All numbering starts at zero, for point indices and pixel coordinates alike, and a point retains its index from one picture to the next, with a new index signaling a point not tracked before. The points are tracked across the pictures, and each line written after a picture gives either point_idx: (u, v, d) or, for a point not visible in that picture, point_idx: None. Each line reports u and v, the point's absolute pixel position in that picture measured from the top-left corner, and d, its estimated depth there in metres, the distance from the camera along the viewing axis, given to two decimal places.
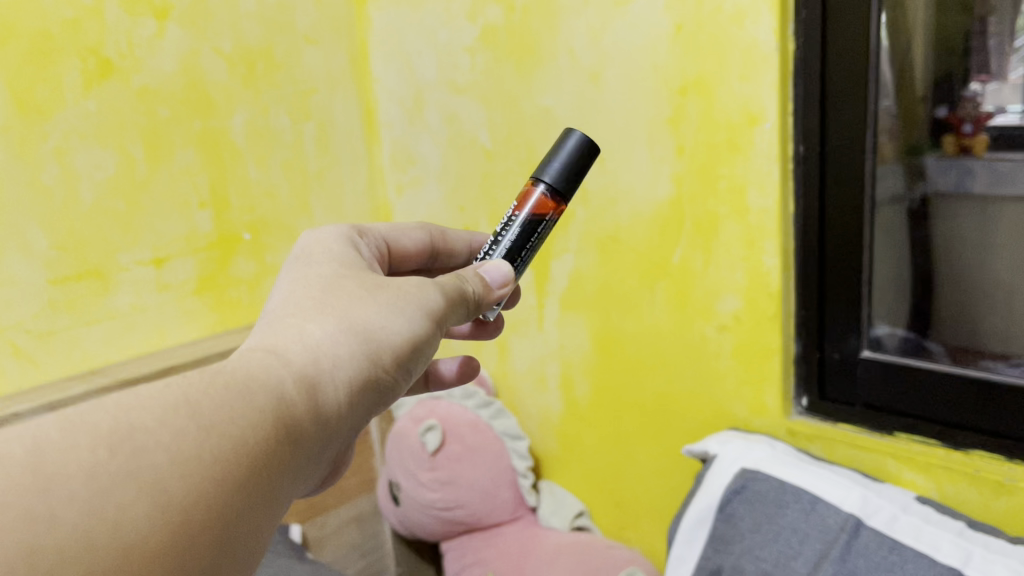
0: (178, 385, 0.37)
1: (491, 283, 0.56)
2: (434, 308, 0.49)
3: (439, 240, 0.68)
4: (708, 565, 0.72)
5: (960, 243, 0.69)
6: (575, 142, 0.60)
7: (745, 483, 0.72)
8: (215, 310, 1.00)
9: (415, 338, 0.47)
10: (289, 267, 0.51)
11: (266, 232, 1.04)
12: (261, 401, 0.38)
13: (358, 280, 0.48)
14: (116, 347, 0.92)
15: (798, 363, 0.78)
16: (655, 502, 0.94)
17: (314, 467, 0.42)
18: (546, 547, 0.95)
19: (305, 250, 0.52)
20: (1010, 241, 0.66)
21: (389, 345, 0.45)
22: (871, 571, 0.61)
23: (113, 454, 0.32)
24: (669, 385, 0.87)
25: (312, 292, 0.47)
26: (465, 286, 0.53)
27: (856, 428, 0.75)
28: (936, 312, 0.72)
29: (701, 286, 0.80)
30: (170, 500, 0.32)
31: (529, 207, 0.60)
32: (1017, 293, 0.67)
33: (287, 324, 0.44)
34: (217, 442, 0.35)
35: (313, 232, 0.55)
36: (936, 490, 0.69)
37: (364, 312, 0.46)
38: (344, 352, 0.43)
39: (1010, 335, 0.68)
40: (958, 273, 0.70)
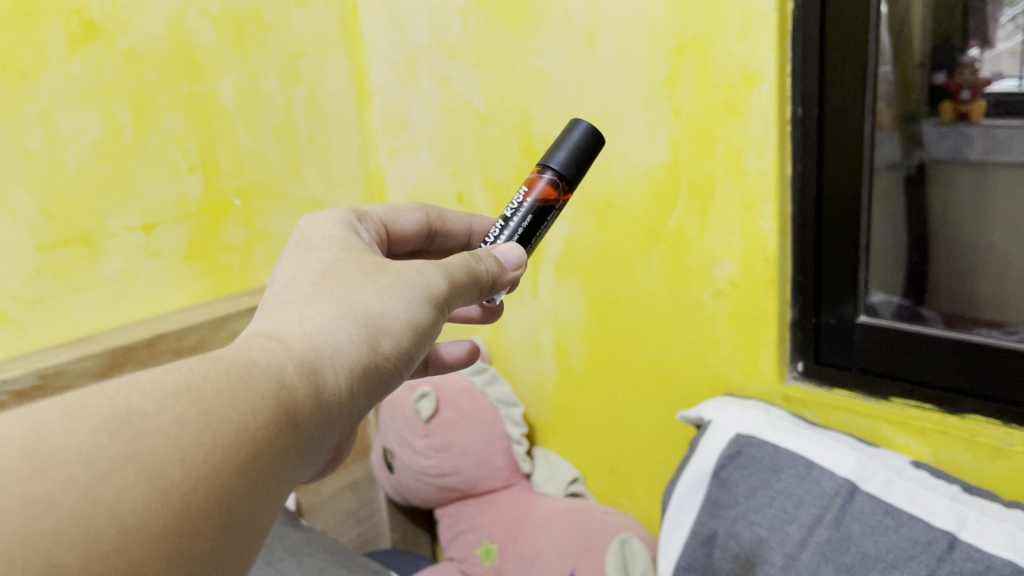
0: (179, 371, 0.36)
1: (506, 265, 0.54)
2: (436, 293, 0.47)
3: (438, 221, 0.66)
4: (703, 530, 0.71)
5: (958, 210, 0.68)
6: (581, 133, 0.60)
7: (739, 449, 0.72)
8: (206, 277, 0.99)
9: (419, 324, 0.45)
10: (289, 253, 0.50)
11: (256, 197, 1.03)
12: (263, 387, 0.37)
13: (358, 265, 0.47)
14: (106, 314, 0.91)
15: (793, 329, 0.77)
16: (649, 468, 0.94)
17: (317, 454, 0.41)
18: (542, 512, 0.95)
19: (306, 235, 0.51)
20: (1008, 207, 0.66)
21: (392, 331, 0.44)
22: (866, 534, 0.61)
23: (112, 439, 0.31)
24: (664, 350, 0.87)
25: (312, 279, 0.46)
26: (477, 265, 0.51)
27: (850, 393, 0.74)
28: (931, 282, 0.71)
29: (697, 251, 0.79)
30: (170, 483, 0.32)
31: (535, 194, 0.59)
32: (1013, 261, 0.66)
33: (287, 311, 0.43)
34: (217, 429, 0.34)
35: (311, 217, 0.54)
36: (932, 455, 0.69)
37: (365, 298, 0.44)
38: (344, 338, 0.42)
39: (1005, 302, 0.67)
40: (957, 240, 0.69)
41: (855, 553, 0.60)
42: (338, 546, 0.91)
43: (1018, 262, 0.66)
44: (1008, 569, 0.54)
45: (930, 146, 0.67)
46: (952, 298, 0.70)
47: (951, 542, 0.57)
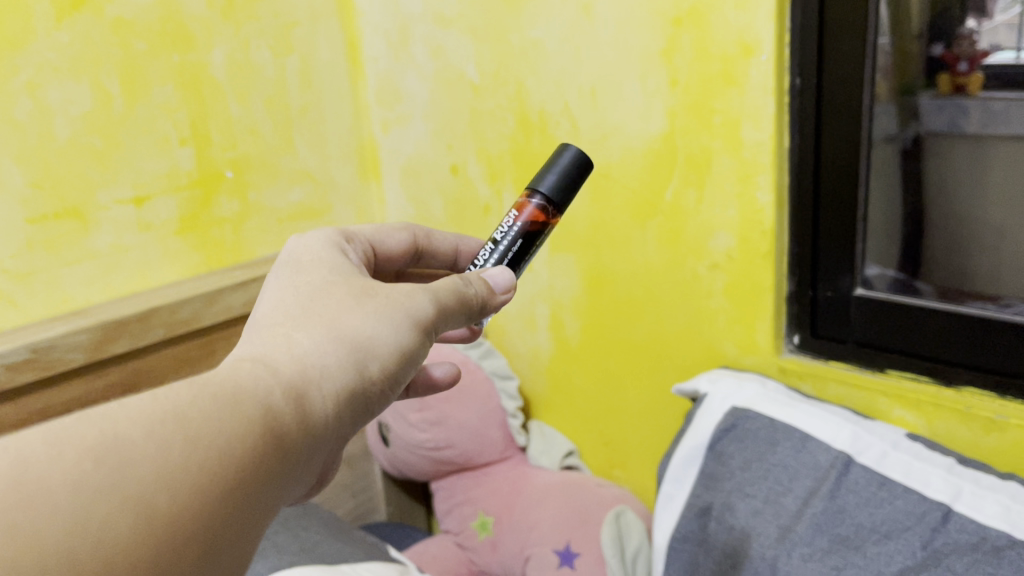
0: (166, 396, 0.35)
1: (495, 287, 0.54)
2: (424, 318, 0.47)
3: (424, 241, 0.65)
4: (698, 503, 0.71)
5: (954, 184, 0.67)
6: (570, 157, 0.60)
7: (735, 422, 0.72)
8: (199, 250, 0.98)
9: (405, 349, 0.45)
10: (277, 273, 0.49)
11: (249, 169, 1.01)
12: (250, 412, 0.37)
13: (347, 287, 0.46)
14: (97, 288, 0.90)
15: (790, 301, 0.77)
16: (644, 441, 0.94)
17: (303, 477, 0.40)
18: (537, 485, 0.95)
19: (294, 255, 0.50)
20: (1004, 178, 0.65)
21: (379, 355, 0.43)
22: (860, 506, 0.61)
23: (98, 468, 0.31)
24: (659, 324, 0.86)
25: (301, 301, 0.45)
26: (465, 290, 0.50)
27: (847, 365, 0.74)
28: (927, 255, 0.71)
29: (694, 224, 0.79)
30: (155, 511, 0.31)
31: (525, 218, 0.58)
32: (1008, 234, 0.66)
33: (275, 334, 0.43)
34: (203, 455, 0.34)
35: (300, 236, 0.53)
36: (927, 427, 0.68)
37: (353, 322, 0.44)
38: (332, 361, 0.42)
39: (1000, 275, 0.67)
40: (952, 213, 0.68)
41: (850, 525, 0.60)
42: (335, 521, 0.91)
43: (1015, 235, 0.66)
44: (1002, 540, 0.54)
45: (926, 118, 0.67)
46: (947, 271, 0.70)
47: (945, 513, 0.58)
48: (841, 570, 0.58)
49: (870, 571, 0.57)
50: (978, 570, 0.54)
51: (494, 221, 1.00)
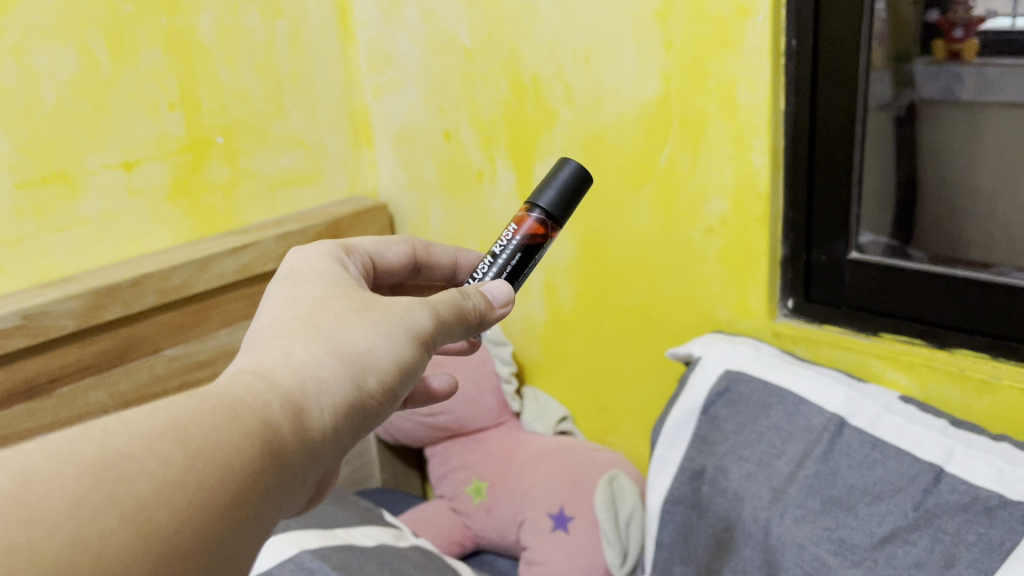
0: (165, 410, 0.35)
1: (493, 301, 0.53)
2: (422, 331, 0.46)
3: (423, 253, 0.63)
4: (691, 466, 0.71)
5: (946, 151, 0.67)
6: (569, 171, 0.59)
7: (728, 385, 0.72)
8: (190, 217, 0.97)
9: (403, 362, 0.44)
10: (276, 288, 0.48)
11: (239, 134, 1.00)
12: (250, 424, 0.36)
13: (346, 301, 0.46)
14: (87, 254, 0.89)
15: (785, 265, 0.76)
16: (638, 406, 0.94)
17: (303, 491, 0.40)
18: (531, 451, 0.95)
19: (293, 270, 0.49)
20: (996, 146, 0.65)
21: (377, 368, 0.43)
22: (853, 468, 0.61)
23: (98, 484, 0.31)
24: (653, 289, 0.86)
25: (300, 314, 0.44)
26: (464, 303, 0.50)
27: (841, 329, 0.74)
28: (919, 222, 0.70)
29: (688, 188, 0.78)
30: (155, 526, 0.31)
31: (523, 233, 0.57)
32: (999, 202, 0.66)
33: (274, 346, 0.42)
34: (203, 470, 0.34)
35: (299, 249, 0.52)
36: (919, 390, 0.69)
37: (352, 336, 0.43)
38: (330, 374, 0.41)
39: (991, 244, 0.66)
40: (943, 181, 0.68)
41: (843, 487, 0.61)
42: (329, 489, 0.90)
43: (1005, 203, 0.65)
44: (994, 500, 0.55)
45: (921, 85, 0.66)
46: (939, 239, 0.69)
47: (938, 474, 0.58)
48: (834, 530, 0.59)
49: (862, 531, 0.58)
50: (970, 530, 0.54)
51: (487, 187, 1.00)
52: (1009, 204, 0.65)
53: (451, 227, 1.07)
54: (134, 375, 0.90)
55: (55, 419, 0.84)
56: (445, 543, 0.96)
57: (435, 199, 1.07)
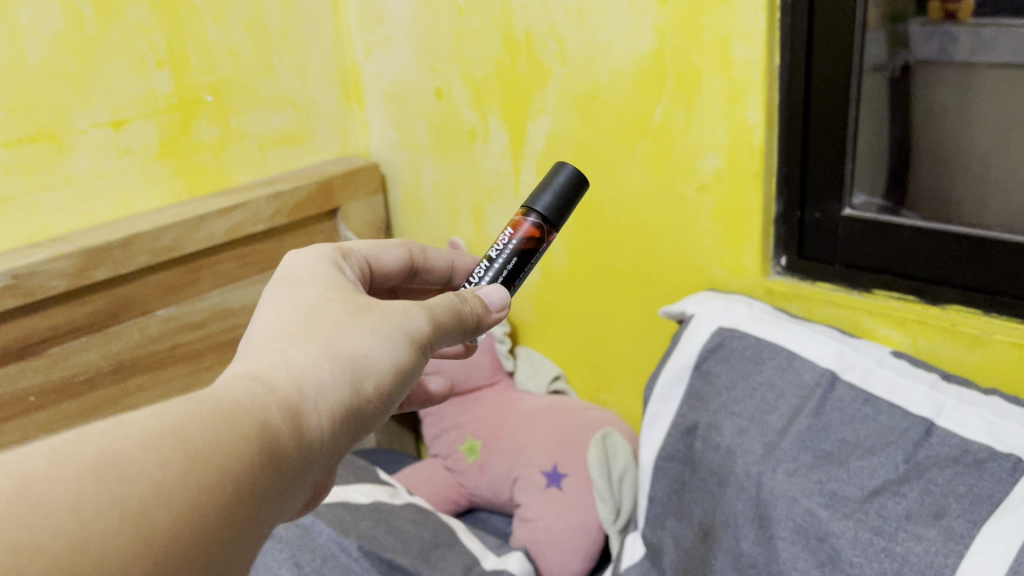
0: (165, 413, 0.35)
1: (489, 305, 0.52)
2: (419, 335, 0.45)
3: (420, 257, 0.61)
4: (684, 422, 0.72)
5: (940, 113, 0.66)
6: (565, 176, 0.59)
7: (721, 342, 0.72)
8: (180, 176, 0.96)
9: (400, 367, 0.44)
10: (273, 288, 0.47)
11: (228, 93, 0.98)
12: (248, 428, 0.36)
13: (343, 303, 0.45)
14: (77, 214, 0.89)
15: (778, 222, 0.76)
16: (631, 365, 0.95)
17: (299, 494, 0.39)
18: (524, 410, 0.96)
19: (291, 270, 0.48)
20: (989, 108, 0.64)
21: (375, 372, 0.43)
22: (845, 422, 0.62)
23: (99, 485, 0.31)
24: (647, 247, 0.86)
25: (298, 317, 0.44)
26: (461, 306, 0.49)
27: (833, 286, 0.74)
28: (913, 185, 0.70)
29: (682, 145, 0.78)
30: (155, 527, 0.31)
31: (520, 237, 0.57)
32: (993, 163, 0.65)
33: (272, 349, 0.42)
34: (203, 472, 0.34)
35: (297, 252, 0.50)
36: (911, 344, 0.69)
37: (349, 340, 0.43)
38: (327, 377, 0.41)
39: (984, 205, 0.66)
40: (936, 142, 0.67)
41: (834, 441, 0.61)
42: None
43: (996, 163, 0.65)
44: (984, 453, 0.55)
45: (915, 46, 0.65)
46: (933, 202, 0.69)
47: (928, 428, 0.58)
48: (825, 484, 0.59)
49: (853, 484, 0.58)
50: (960, 482, 0.55)
51: (480, 146, 0.99)
52: (1001, 165, 0.65)
53: (444, 186, 1.06)
54: (126, 334, 0.89)
55: (49, 377, 0.84)
56: (440, 501, 0.96)
57: (427, 158, 1.06)
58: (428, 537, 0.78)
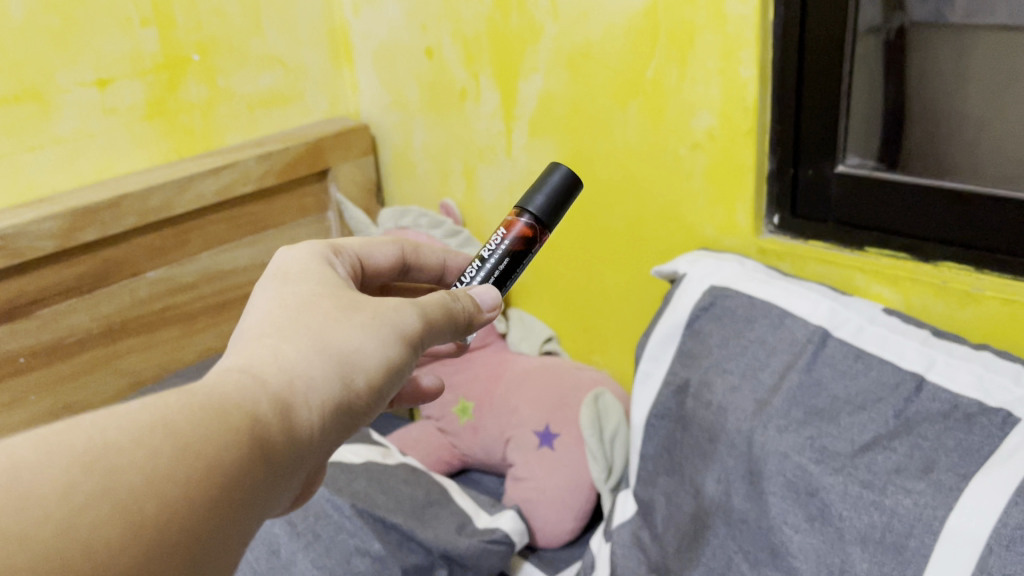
0: (153, 405, 0.34)
1: (481, 305, 0.52)
2: (410, 332, 0.45)
3: (411, 254, 0.60)
4: (675, 380, 0.72)
5: (934, 75, 0.66)
6: (559, 177, 0.59)
7: (713, 300, 0.72)
8: (167, 137, 0.95)
9: (391, 363, 0.43)
10: (264, 285, 0.46)
11: (216, 52, 0.97)
12: (237, 420, 0.35)
13: (334, 299, 0.44)
14: (63, 175, 0.88)
15: (771, 180, 0.76)
16: (623, 325, 0.95)
17: (289, 490, 0.38)
18: (517, 370, 0.96)
19: (282, 268, 0.47)
20: (985, 70, 0.63)
21: (365, 367, 0.42)
22: (837, 378, 0.62)
23: (87, 474, 0.30)
24: (639, 207, 0.85)
25: (289, 313, 0.43)
26: (451, 304, 0.48)
27: (826, 245, 0.74)
28: (904, 149, 0.69)
29: (675, 102, 0.77)
30: (144, 517, 0.30)
31: (512, 238, 0.57)
32: (987, 126, 0.65)
33: (262, 345, 0.41)
34: (192, 464, 0.33)
35: (288, 247, 0.49)
36: (902, 302, 0.69)
37: (340, 336, 0.42)
38: (318, 371, 0.40)
39: (975, 167, 0.66)
40: (929, 105, 0.67)
41: (826, 397, 0.61)
42: None
43: (992, 127, 0.64)
44: (974, 408, 0.55)
45: (912, 8, 0.65)
46: (925, 165, 0.68)
47: (919, 383, 0.58)
48: (815, 439, 0.59)
49: (844, 439, 0.58)
50: (949, 436, 0.55)
51: (471, 106, 0.98)
52: (997, 127, 0.64)
53: (435, 147, 1.05)
54: (117, 297, 0.89)
55: (38, 340, 0.84)
56: (433, 461, 0.97)
57: (418, 119, 1.05)
58: (420, 496, 0.79)
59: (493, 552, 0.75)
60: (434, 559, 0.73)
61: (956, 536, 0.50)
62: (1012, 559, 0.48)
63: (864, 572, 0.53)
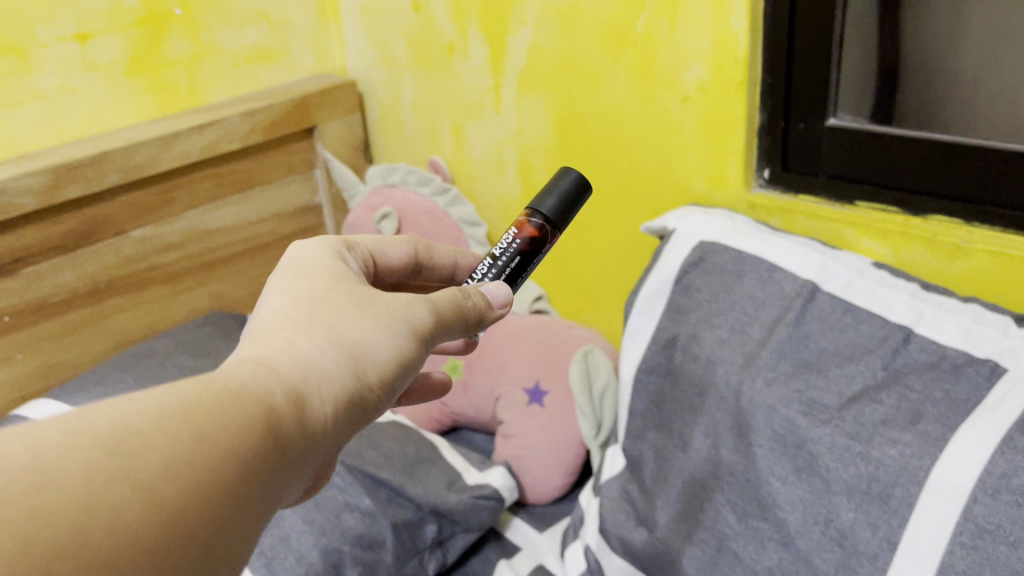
0: (172, 392, 0.34)
1: (493, 302, 0.50)
2: (423, 326, 0.43)
3: (424, 254, 0.57)
4: (664, 335, 0.72)
5: (930, 33, 0.65)
6: (571, 179, 0.59)
7: (703, 256, 0.72)
8: (151, 94, 0.94)
9: (404, 357, 0.42)
10: (276, 278, 0.45)
11: (199, 7, 0.95)
12: (252, 410, 0.35)
13: (348, 294, 0.43)
14: (45, 131, 0.87)
15: (762, 133, 0.75)
16: (612, 283, 0.94)
17: (301, 483, 0.37)
18: (507, 328, 0.94)
19: (295, 260, 0.46)
20: (981, 28, 0.62)
21: (378, 362, 0.41)
22: (826, 332, 0.62)
23: (109, 456, 0.30)
24: (630, 163, 0.85)
25: (302, 305, 0.42)
26: (465, 301, 0.47)
27: (817, 199, 0.74)
28: (899, 107, 0.68)
29: (666, 55, 0.76)
30: (164, 500, 0.30)
31: (524, 237, 0.56)
32: (982, 86, 0.64)
33: (274, 337, 0.40)
34: (209, 450, 0.32)
35: (301, 242, 0.47)
36: (892, 256, 0.69)
37: (353, 329, 0.41)
38: (331, 365, 0.39)
39: (969, 125, 0.64)
40: (926, 63, 0.66)
41: (814, 349, 0.61)
42: None
43: (986, 87, 0.63)
44: (961, 359, 0.56)
45: None
46: (918, 122, 0.67)
47: (907, 335, 0.59)
48: (804, 392, 0.59)
49: (832, 392, 0.58)
50: (937, 387, 0.55)
51: (459, 61, 0.96)
52: (989, 92, 0.63)
53: (424, 105, 1.04)
54: (102, 255, 0.88)
55: (24, 298, 0.83)
56: (423, 420, 0.97)
57: (406, 75, 1.04)
58: (411, 452, 0.79)
59: (481, 508, 0.75)
60: (424, 513, 0.73)
61: (941, 485, 0.50)
62: (996, 507, 0.48)
63: (849, 522, 0.53)
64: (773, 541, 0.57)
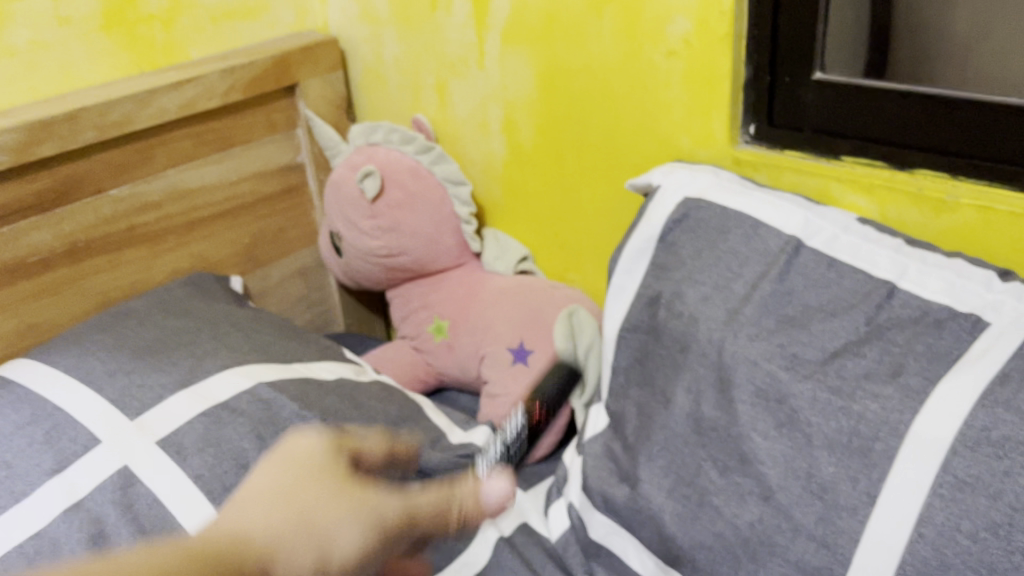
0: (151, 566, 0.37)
1: (489, 500, 0.51)
2: (399, 515, 0.45)
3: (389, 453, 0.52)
4: (648, 293, 0.71)
5: None
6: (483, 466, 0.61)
7: (687, 213, 0.71)
8: (126, 49, 0.92)
9: (371, 550, 0.44)
10: (268, 458, 0.47)
11: None
12: None
13: (331, 476, 0.45)
14: (19, 88, 0.85)
15: (748, 88, 0.74)
16: (597, 243, 0.94)
17: None
18: (491, 289, 0.94)
19: (288, 446, 0.47)
20: None
21: (342, 561, 0.43)
22: (809, 287, 0.61)
23: None
24: (615, 120, 0.84)
25: (281, 488, 0.44)
26: (452, 504, 0.49)
27: (803, 154, 0.73)
28: (890, 64, 0.68)
29: (651, 8, 0.75)
30: None
31: None
32: (974, 43, 0.65)
33: (253, 524, 0.42)
34: None
35: (299, 429, 0.48)
36: (878, 211, 0.68)
37: (325, 519, 0.43)
38: (297, 562, 0.42)
39: (961, 79, 0.64)
40: (918, 22, 0.68)
41: (797, 305, 0.61)
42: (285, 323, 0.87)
43: (978, 44, 0.65)
44: (944, 313, 0.56)
45: None
46: (908, 76, 0.66)
47: (891, 290, 0.58)
48: (786, 347, 0.59)
49: (814, 347, 0.58)
50: (919, 341, 0.55)
51: (442, 15, 0.94)
52: (983, 46, 0.65)
53: (407, 62, 1.02)
54: (80, 215, 0.87)
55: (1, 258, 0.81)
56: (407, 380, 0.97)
57: (389, 30, 1.02)
58: (395, 413, 0.78)
59: (467, 466, 0.77)
60: (407, 472, 0.73)
61: (920, 439, 0.50)
62: (976, 459, 0.48)
63: (830, 476, 0.53)
64: (754, 495, 0.57)
